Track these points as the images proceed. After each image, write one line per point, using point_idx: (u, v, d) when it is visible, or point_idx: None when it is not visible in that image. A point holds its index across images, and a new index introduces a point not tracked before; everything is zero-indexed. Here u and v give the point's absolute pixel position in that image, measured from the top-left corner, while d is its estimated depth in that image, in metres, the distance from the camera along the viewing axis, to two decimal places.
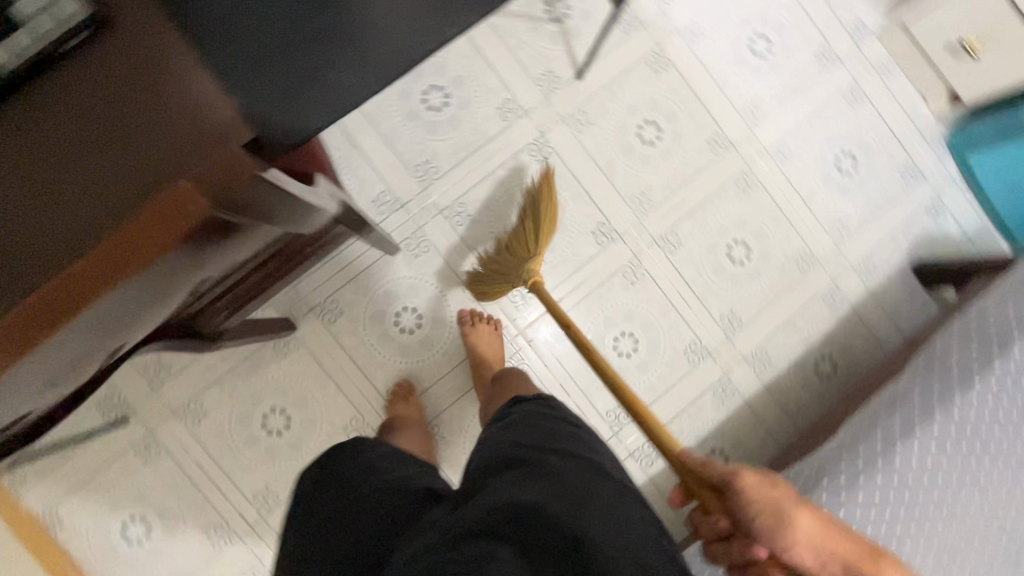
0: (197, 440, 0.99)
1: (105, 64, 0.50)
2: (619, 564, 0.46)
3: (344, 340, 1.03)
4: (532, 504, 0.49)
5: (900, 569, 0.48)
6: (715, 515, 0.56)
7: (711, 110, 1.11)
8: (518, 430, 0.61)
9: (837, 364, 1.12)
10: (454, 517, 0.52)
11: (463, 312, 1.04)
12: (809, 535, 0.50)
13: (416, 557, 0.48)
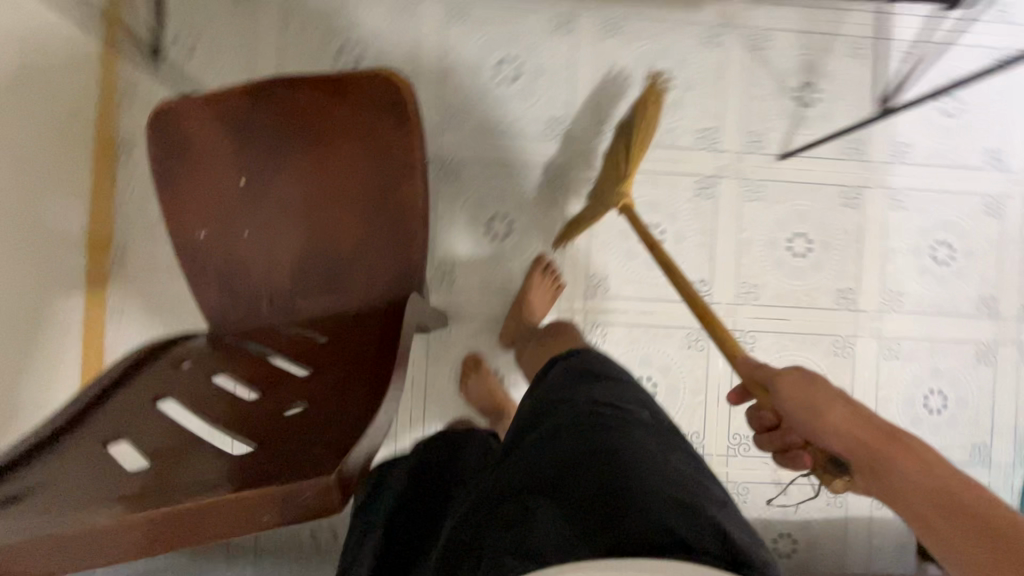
0: None
1: (333, 175, 0.75)
2: (659, 502, 0.51)
3: (439, 202, 1.06)
4: (558, 468, 0.55)
5: (914, 453, 0.49)
6: (763, 410, 0.60)
7: (860, 269, 1.10)
8: (556, 388, 0.67)
9: (795, 551, 1.10)
10: (496, 473, 0.59)
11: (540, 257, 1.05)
12: (837, 422, 0.52)
13: (471, 509, 0.56)
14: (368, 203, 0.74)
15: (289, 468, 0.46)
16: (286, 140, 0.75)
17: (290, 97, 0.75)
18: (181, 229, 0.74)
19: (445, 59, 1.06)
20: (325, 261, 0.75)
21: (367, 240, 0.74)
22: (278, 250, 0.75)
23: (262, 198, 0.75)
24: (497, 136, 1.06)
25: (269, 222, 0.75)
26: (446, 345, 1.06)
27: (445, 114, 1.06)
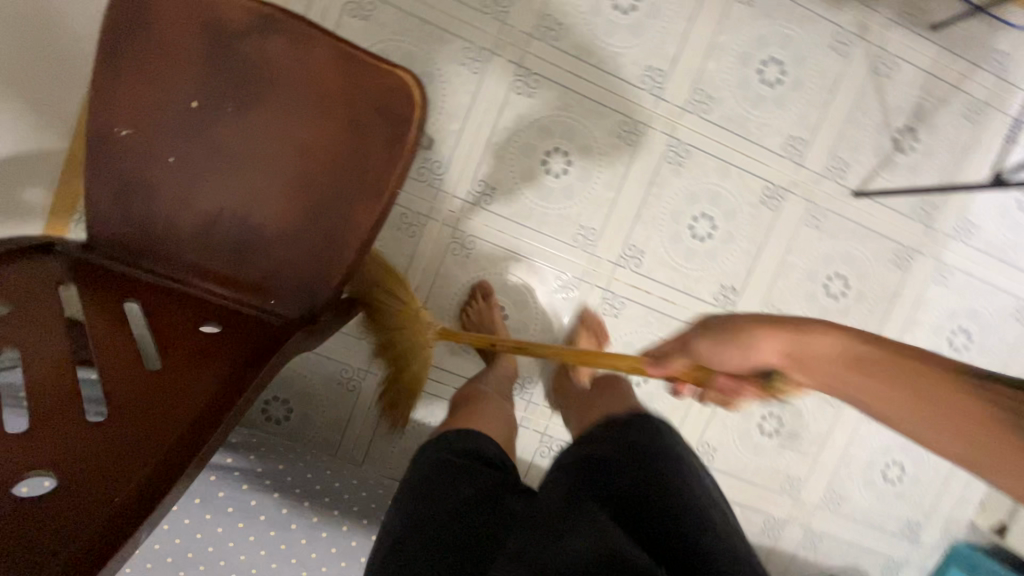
0: (335, 21, 0.91)
1: (303, 159, 0.60)
2: None
3: (505, 114, 0.95)
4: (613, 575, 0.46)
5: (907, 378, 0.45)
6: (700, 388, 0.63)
7: (882, 331, 1.09)
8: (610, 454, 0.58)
9: None
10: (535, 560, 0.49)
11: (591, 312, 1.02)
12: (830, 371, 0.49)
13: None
14: (323, 213, 0.61)
15: (108, 526, 0.44)
16: (269, 93, 0.58)
17: (300, 48, 0.56)
18: (96, 116, 0.56)
19: None
20: (245, 241, 0.62)
21: (302, 240, 0.62)
22: (199, 201, 0.60)
23: (202, 140, 0.58)
24: (591, 65, 0.96)
25: (201, 167, 0.59)
26: (461, 265, 0.99)
27: (544, 19, 0.94)
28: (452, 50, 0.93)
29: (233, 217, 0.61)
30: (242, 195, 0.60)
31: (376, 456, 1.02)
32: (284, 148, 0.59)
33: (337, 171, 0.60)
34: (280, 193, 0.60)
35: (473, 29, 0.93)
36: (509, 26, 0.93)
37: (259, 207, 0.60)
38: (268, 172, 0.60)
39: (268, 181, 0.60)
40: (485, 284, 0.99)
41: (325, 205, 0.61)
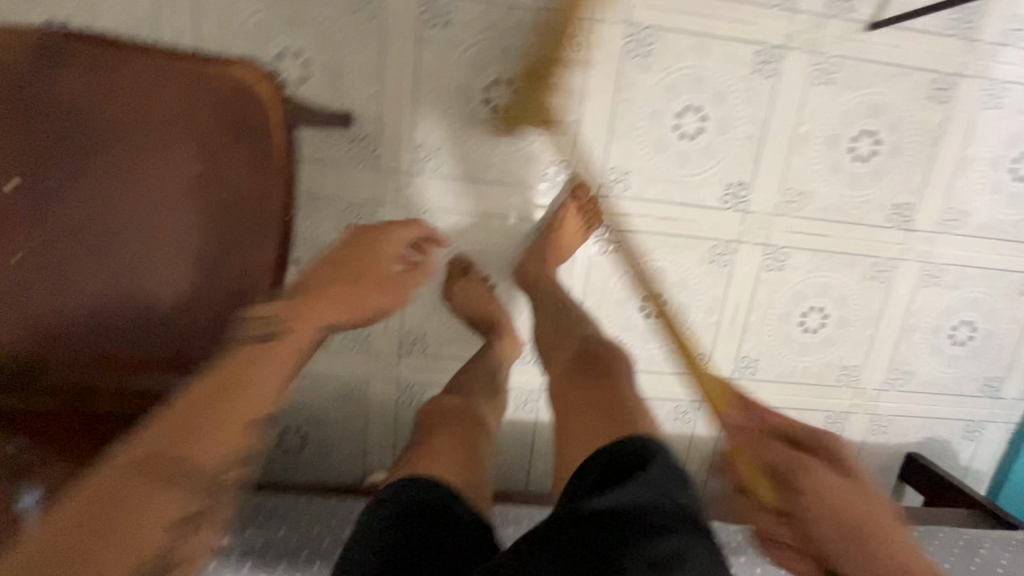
0: (195, 7, 0.75)
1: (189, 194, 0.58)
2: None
3: (425, 55, 0.80)
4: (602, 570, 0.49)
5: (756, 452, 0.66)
6: None
7: (928, 182, 0.92)
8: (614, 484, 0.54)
9: None
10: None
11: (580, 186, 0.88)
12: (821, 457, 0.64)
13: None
14: (223, 242, 0.59)
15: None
16: (133, 147, 0.57)
17: (152, 79, 0.55)
18: None
19: None
20: (156, 299, 0.60)
21: (213, 279, 0.60)
22: (94, 271, 0.58)
23: (77, 208, 0.57)
24: None
25: (83, 236, 0.57)
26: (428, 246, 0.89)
27: None
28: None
29: (137, 279, 0.60)
30: (139, 251, 0.59)
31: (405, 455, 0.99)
32: (165, 187, 0.58)
33: (228, 194, 0.59)
34: (177, 238, 0.59)
35: None
36: None
37: (161, 258, 0.59)
38: (156, 219, 0.58)
39: (161, 229, 0.59)
40: (461, 257, 0.90)
41: (226, 240, 0.59)
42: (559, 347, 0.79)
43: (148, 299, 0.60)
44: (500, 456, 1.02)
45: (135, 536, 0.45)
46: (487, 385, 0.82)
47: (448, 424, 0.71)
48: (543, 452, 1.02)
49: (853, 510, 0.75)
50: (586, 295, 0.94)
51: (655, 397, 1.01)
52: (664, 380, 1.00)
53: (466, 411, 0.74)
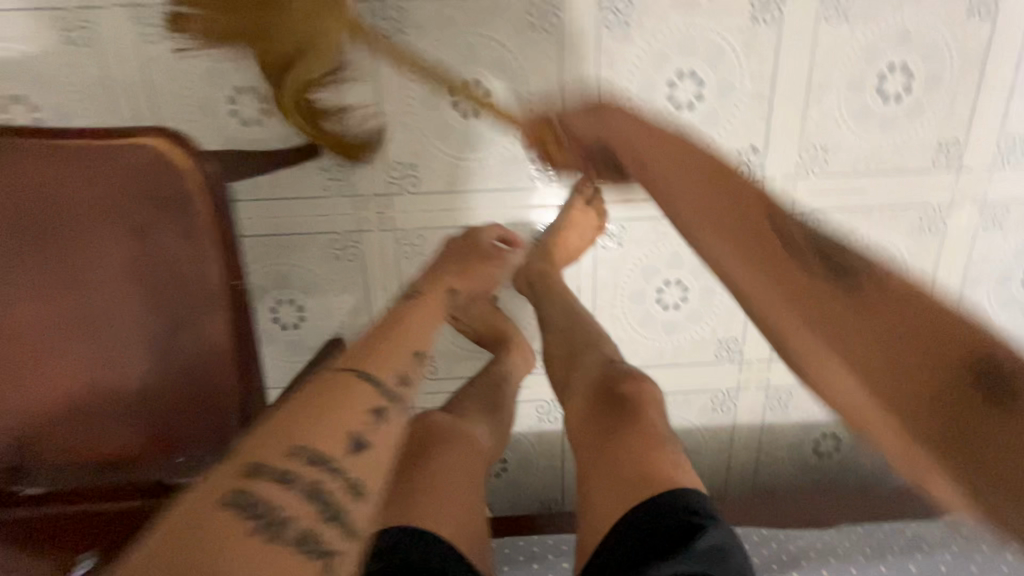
0: (142, 61, 0.72)
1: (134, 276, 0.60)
2: None
3: (383, 67, 0.74)
4: None
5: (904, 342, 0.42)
6: None
7: (977, 113, 0.79)
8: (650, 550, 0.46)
9: (838, 452, 0.99)
10: None
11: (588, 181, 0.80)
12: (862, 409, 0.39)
13: None
14: (177, 315, 0.62)
15: None
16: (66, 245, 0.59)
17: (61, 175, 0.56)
18: None
19: None
20: (123, 373, 0.63)
21: (175, 347, 0.63)
22: (63, 360, 0.62)
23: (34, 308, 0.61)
24: None
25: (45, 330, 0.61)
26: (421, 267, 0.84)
27: None
28: None
29: (102, 360, 0.63)
30: (100, 335, 0.62)
31: None
32: (109, 273, 0.60)
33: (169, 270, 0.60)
34: (131, 317, 0.62)
35: None
36: None
37: (120, 338, 0.62)
38: (107, 304, 0.61)
39: (114, 312, 0.61)
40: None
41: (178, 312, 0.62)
42: (576, 374, 0.65)
43: (118, 377, 0.63)
44: (531, 470, 0.98)
45: (325, 443, 0.45)
46: (487, 399, 0.75)
47: (445, 448, 0.63)
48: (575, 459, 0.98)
49: (897, 371, 0.38)
50: (596, 294, 0.87)
51: (687, 390, 0.94)
52: (694, 372, 0.92)
53: (462, 432, 0.66)
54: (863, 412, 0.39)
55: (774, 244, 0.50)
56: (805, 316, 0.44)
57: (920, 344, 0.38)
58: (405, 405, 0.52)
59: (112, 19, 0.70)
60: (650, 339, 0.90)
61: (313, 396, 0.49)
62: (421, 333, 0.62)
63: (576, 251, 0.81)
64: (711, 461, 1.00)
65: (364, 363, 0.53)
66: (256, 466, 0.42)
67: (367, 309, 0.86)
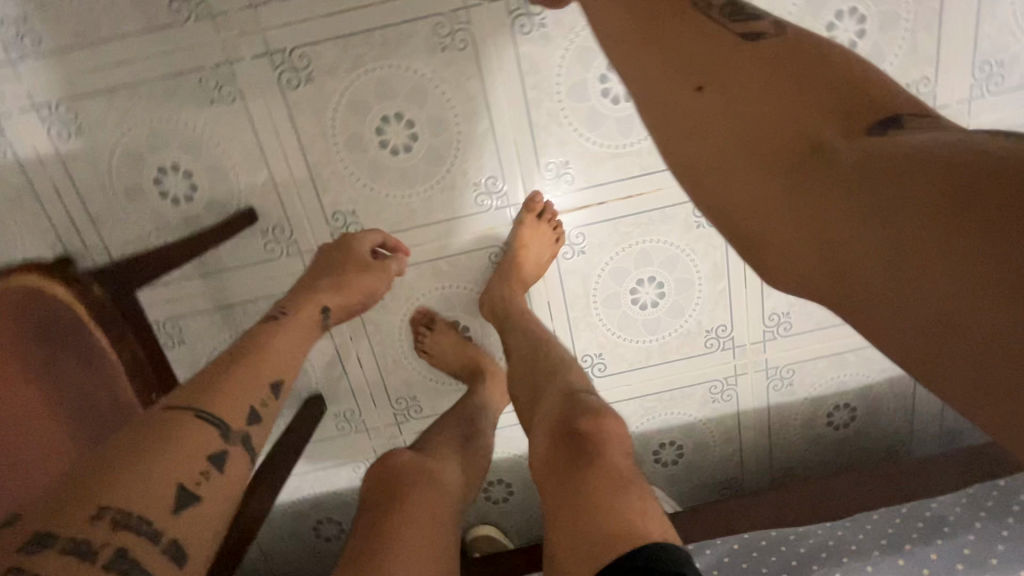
0: (62, 159, 0.71)
1: None
2: None
3: (301, 118, 0.71)
4: None
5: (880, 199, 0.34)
6: None
7: (944, 43, 0.72)
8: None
9: (854, 420, 0.94)
10: None
11: (535, 198, 0.77)
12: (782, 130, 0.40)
13: None
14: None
15: None
16: None
17: None
18: None
19: None
20: None
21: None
22: None
23: None
24: None
25: None
26: (384, 310, 0.82)
27: None
28: (195, 92, 0.70)
29: None
30: None
31: None
32: None
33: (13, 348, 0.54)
34: None
35: (195, 52, 0.68)
36: (226, 17, 0.67)
37: None
38: None
39: None
40: (423, 310, 0.83)
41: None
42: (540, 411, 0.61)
43: None
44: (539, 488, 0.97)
45: (138, 497, 0.39)
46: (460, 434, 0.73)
47: (408, 490, 0.59)
48: None
49: (868, 233, 0.33)
50: (568, 305, 0.84)
51: (683, 384, 0.90)
52: (687, 365, 0.89)
53: (427, 471, 0.63)
54: (764, 227, 0.38)
55: (757, 58, 0.42)
56: (746, 129, 0.40)
57: (789, 120, 0.39)
58: (245, 452, 0.47)
59: (23, 124, 0.70)
60: (633, 341, 0.86)
61: (134, 436, 0.43)
62: (275, 365, 0.53)
63: (535, 269, 0.77)
64: (722, 450, 0.96)
65: (201, 399, 0.47)
66: (39, 534, 0.35)
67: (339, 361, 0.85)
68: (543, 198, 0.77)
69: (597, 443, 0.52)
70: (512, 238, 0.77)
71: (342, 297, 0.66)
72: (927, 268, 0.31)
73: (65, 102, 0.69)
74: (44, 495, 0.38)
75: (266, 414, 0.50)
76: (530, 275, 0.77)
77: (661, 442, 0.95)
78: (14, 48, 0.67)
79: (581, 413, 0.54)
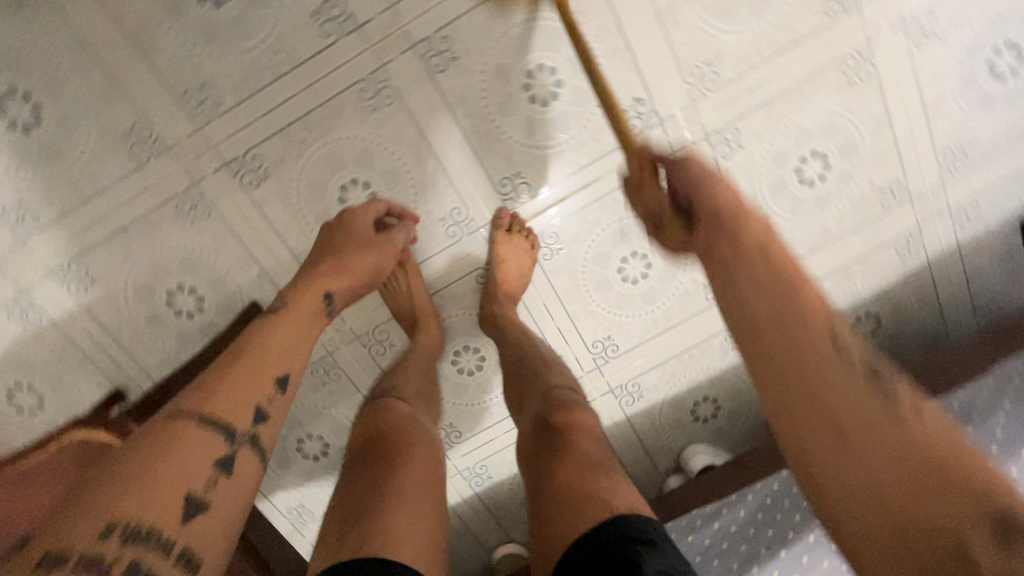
0: (86, 310, 0.81)
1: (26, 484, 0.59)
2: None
3: (273, 211, 0.79)
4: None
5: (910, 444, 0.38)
6: None
7: None
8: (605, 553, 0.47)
9: (880, 326, 0.94)
10: None
11: (500, 213, 0.81)
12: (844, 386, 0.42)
13: None
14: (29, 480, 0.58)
15: None
16: None
17: None
18: None
19: (124, 15, 0.68)
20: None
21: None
22: None
23: None
24: (272, 83, 0.72)
25: None
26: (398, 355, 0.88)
27: (190, 92, 0.72)
28: (174, 218, 0.77)
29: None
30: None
31: (513, 515, 1.05)
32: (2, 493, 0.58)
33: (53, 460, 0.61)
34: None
35: (164, 185, 0.76)
36: (179, 147, 0.74)
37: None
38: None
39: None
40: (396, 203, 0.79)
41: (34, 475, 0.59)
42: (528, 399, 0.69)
43: None
44: None
45: (149, 511, 0.42)
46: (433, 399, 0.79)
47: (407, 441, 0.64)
48: (626, 446, 1.01)
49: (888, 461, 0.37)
50: (564, 300, 0.88)
51: (698, 342, 0.92)
52: (696, 323, 0.90)
53: (428, 436, 0.68)
54: (840, 468, 0.38)
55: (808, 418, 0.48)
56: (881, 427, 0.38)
57: (941, 505, 0.35)
58: (251, 451, 0.51)
59: (45, 290, 0.79)
60: (635, 315, 0.89)
61: (141, 446, 0.46)
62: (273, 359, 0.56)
63: (519, 280, 0.81)
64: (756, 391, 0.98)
65: (202, 404, 0.49)
66: (57, 553, 0.38)
67: None
68: (508, 211, 0.81)
69: (570, 432, 0.60)
70: (490, 257, 0.81)
71: (332, 284, 0.68)
72: (936, 524, 0.34)
73: (74, 262, 0.78)
74: (62, 510, 0.41)
75: (271, 412, 0.54)
76: (516, 286, 0.81)
77: (696, 400, 0.97)
78: (16, 230, 0.76)
79: (556, 409, 0.63)
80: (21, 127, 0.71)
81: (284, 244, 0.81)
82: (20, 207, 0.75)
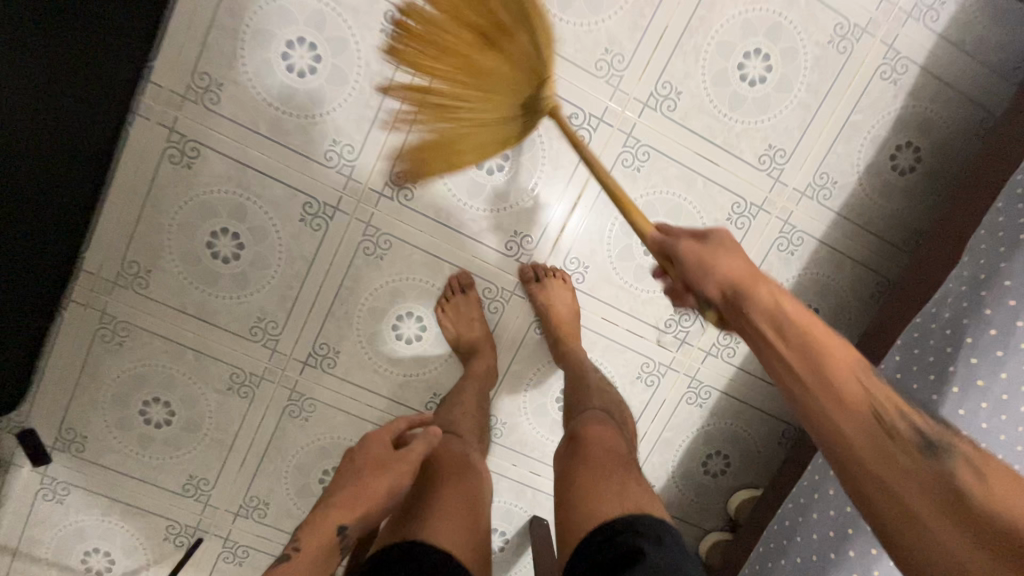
0: (273, 526, 0.96)
1: None
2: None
3: (356, 375, 0.91)
4: None
5: None
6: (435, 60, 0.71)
7: None
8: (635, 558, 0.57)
9: (921, 150, 0.89)
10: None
11: (523, 269, 0.89)
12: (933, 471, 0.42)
13: None
14: None
15: None
16: None
17: None
18: None
19: (184, 304, 0.86)
20: None
21: None
22: None
23: None
24: (303, 286, 0.86)
25: None
26: (512, 428, 0.96)
27: (254, 329, 0.87)
28: (292, 425, 0.92)
29: None
30: None
31: (697, 512, 1.02)
32: None
33: None
34: None
35: (273, 404, 0.91)
36: (268, 369, 0.89)
37: None
38: None
39: None
40: (461, 274, 0.88)
41: None
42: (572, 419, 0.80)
43: None
44: (743, 433, 0.99)
45: None
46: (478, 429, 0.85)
47: (463, 476, 0.75)
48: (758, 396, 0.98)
49: None
50: (619, 305, 0.92)
51: (758, 267, 0.92)
52: (746, 253, 0.91)
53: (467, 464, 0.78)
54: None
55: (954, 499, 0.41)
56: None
57: None
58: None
59: (238, 529, 0.95)
60: None
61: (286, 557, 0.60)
62: (355, 497, 0.66)
63: (570, 313, 0.87)
64: (846, 276, 0.94)
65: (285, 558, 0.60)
66: None
67: (524, 484, 0.99)
68: (528, 263, 0.89)
69: (589, 446, 0.73)
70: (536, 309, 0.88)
71: (366, 490, 0.66)
72: None
73: (247, 497, 0.94)
74: None
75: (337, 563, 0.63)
76: (570, 319, 0.87)
77: None
78: (198, 497, 0.93)
79: (582, 425, 0.76)
80: (164, 423, 0.90)
81: (379, 395, 0.93)
82: (193, 478, 0.92)
